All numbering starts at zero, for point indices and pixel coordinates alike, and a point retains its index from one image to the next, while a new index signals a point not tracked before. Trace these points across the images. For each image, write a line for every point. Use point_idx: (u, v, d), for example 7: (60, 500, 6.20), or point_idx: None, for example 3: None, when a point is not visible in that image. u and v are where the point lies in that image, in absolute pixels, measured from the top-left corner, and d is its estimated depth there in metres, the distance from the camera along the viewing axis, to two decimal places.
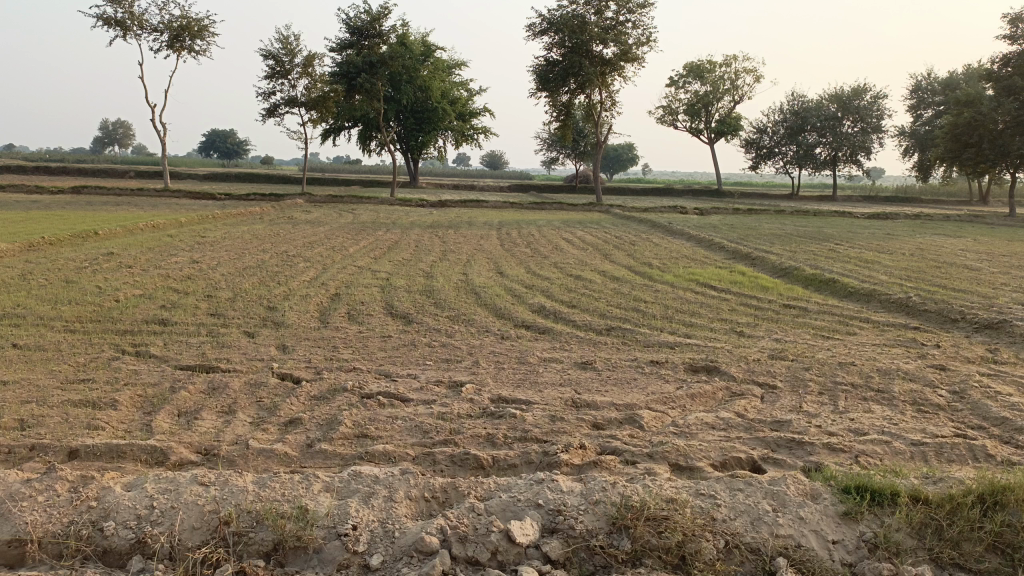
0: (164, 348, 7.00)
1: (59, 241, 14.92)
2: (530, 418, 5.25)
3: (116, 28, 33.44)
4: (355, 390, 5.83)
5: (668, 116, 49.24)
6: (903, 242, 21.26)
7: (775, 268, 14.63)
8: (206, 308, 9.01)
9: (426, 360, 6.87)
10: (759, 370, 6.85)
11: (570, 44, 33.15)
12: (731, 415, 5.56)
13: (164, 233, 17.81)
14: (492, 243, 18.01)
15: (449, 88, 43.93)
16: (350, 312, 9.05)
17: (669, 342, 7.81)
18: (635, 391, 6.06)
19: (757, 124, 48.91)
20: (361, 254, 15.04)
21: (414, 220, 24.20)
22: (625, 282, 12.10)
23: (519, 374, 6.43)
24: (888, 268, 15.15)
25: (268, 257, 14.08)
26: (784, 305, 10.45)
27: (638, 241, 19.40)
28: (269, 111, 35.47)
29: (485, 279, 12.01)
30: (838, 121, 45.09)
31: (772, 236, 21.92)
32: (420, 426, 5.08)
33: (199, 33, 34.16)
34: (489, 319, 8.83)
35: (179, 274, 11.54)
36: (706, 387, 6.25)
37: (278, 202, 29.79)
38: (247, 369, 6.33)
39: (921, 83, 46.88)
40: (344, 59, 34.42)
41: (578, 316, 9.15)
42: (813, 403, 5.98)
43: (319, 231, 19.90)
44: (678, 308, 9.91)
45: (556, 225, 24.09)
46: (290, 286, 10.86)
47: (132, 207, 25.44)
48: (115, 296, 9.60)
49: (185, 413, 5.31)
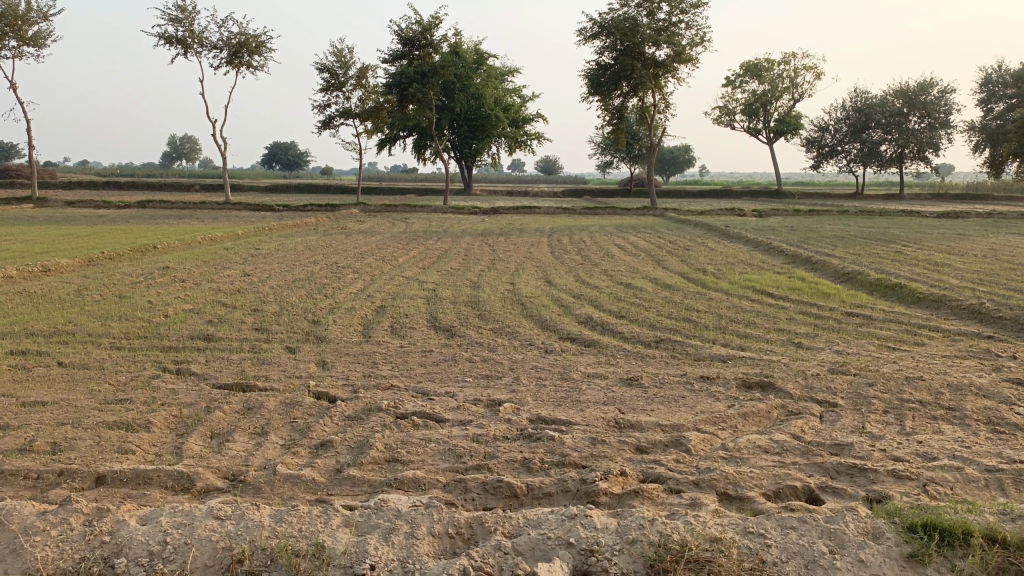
0: (204, 365, 6.98)
1: (118, 255, 15.28)
2: (569, 441, 4.99)
3: (177, 46, 34.46)
4: (390, 411, 5.65)
5: (724, 117, 48.28)
6: (975, 243, 20.19)
7: (836, 273, 13.97)
8: (252, 323, 9.00)
9: (465, 377, 6.65)
10: (818, 387, 6.42)
11: (622, 47, 32.76)
12: (786, 437, 5.19)
13: (220, 246, 18.13)
14: (543, 250, 17.79)
15: (502, 94, 43.94)
16: (394, 325, 8.93)
17: (721, 355, 7.44)
18: (683, 411, 5.72)
19: (818, 122, 47.46)
20: (409, 264, 15.00)
21: (466, 228, 24.19)
22: (677, 291, 11.70)
23: (561, 392, 6.15)
24: (959, 271, 14.36)
25: (317, 269, 14.11)
26: (846, 314, 9.91)
27: (693, 246, 18.91)
28: (324, 122, 36.05)
29: (532, 289, 11.77)
30: (904, 117, 43.49)
31: (834, 238, 21.05)
32: (454, 450, 4.86)
33: (256, 49, 34.93)
34: (534, 332, 8.56)
35: (228, 288, 11.63)
36: (759, 405, 5.87)
37: (333, 213, 30.09)
38: (284, 388, 6.23)
39: (992, 75, 44.85)
40: (397, 70, 34.71)
41: (625, 328, 8.84)
42: (877, 424, 5.54)
43: (370, 241, 19.96)
44: (732, 319, 9.46)
45: (609, 231, 23.66)
46: (336, 298, 10.83)
47: (193, 220, 26.03)
48: (165, 311, 9.68)
49: (217, 435, 5.22)
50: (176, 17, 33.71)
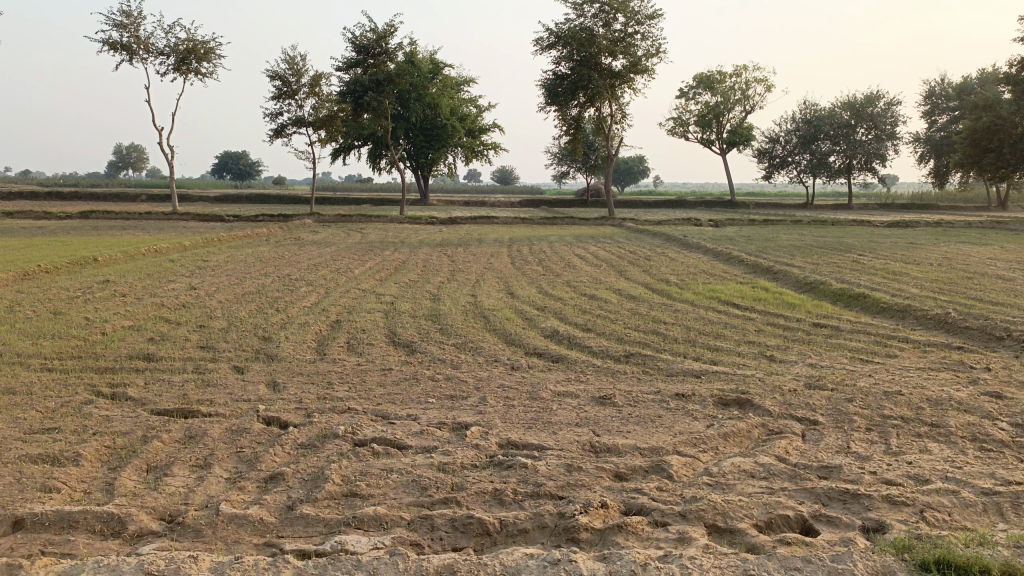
0: (143, 388, 6.43)
1: (55, 268, 14.46)
2: (543, 469, 4.62)
3: (122, 52, 33.33)
4: (348, 437, 5.21)
5: (679, 128, 48.68)
6: (927, 252, 20.48)
7: (798, 283, 13.90)
8: (197, 340, 8.44)
9: (428, 397, 6.23)
10: (797, 404, 6.17)
11: (578, 57, 32.69)
12: (771, 460, 4.90)
13: (166, 258, 17.34)
14: (503, 261, 17.44)
15: (458, 104, 43.63)
16: (350, 341, 8.47)
17: (695, 370, 7.16)
18: (661, 431, 5.39)
19: (769, 134, 48.14)
20: (366, 276, 14.52)
21: (423, 238, 23.70)
22: (642, 302, 11.45)
23: (530, 413, 5.78)
24: (918, 280, 14.41)
25: (269, 281, 13.52)
26: (813, 325, 9.75)
27: (654, 256, 18.74)
28: (276, 131, 35.24)
29: (494, 301, 11.40)
30: (852, 129, 44.40)
31: (791, 247, 21.16)
32: (418, 481, 4.45)
33: (205, 55, 33.99)
34: (499, 347, 8.19)
35: (173, 303, 11.00)
36: (739, 425, 5.59)
37: (286, 223, 29.33)
38: (230, 413, 5.73)
39: (935, 88, 45.99)
40: (351, 78, 34.14)
41: (593, 342, 8.52)
42: (862, 443, 5.31)
43: (325, 252, 19.39)
44: (701, 331, 9.22)
45: (568, 241, 23.48)
46: (289, 312, 10.31)
47: (137, 231, 25.05)
48: (103, 329, 9.05)
49: (154, 468, 4.72)
50: (120, 22, 32.62)
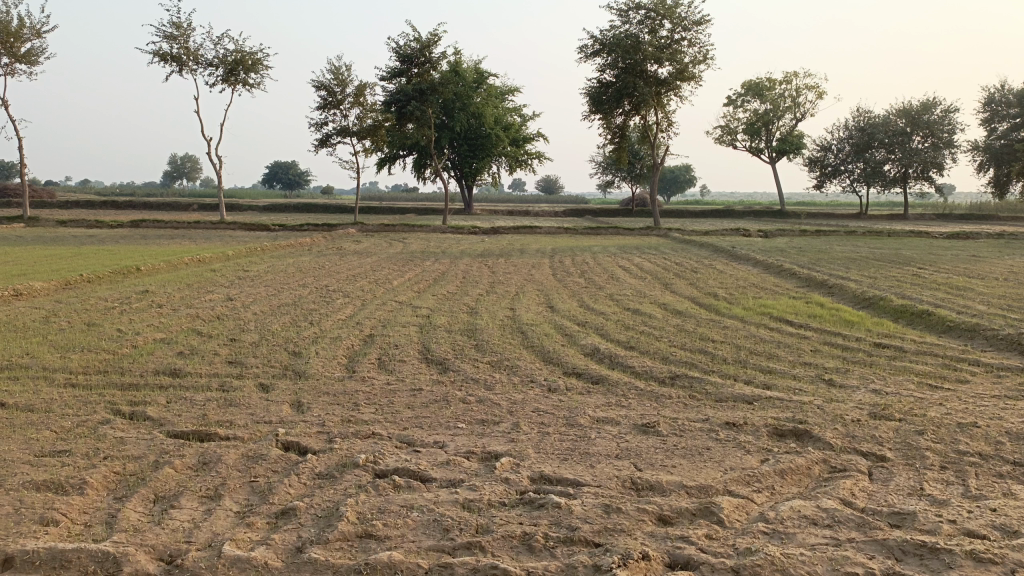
0: (164, 408, 6.17)
1: (98, 278, 14.53)
2: (578, 510, 4.18)
3: (172, 63, 33.94)
4: (368, 467, 4.84)
5: (727, 136, 47.76)
6: (991, 264, 19.43)
7: (855, 298, 13.19)
8: (225, 355, 8.21)
9: (457, 422, 5.85)
10: (861, 436, 5.62)
11: (623, 65, 32.20)
12: (835, 504, 4.37)
13: (207, 267, 17.35)
14: (544, 272, 17.03)
15: (502, 113, 43.50)
16: (382, 358, 8.14)
17: (747, 395, 6.65)
18: (709, 467, 4.91)
19: (820, 142, 46.88)
20: (403, 288, 14.26)
21: (465, 248, 23.41)
22: (689, 317, 10.92)
23: (566, 443, 5.34)
24: (985, 296, 13.54)
25: (306, 292, 13.33)
26: (874, 345, 9.10)
27: (701, 267, 18.12)
28: (321, 141, 35.44)
29: (533, 315, 10.99)
30: (907, 136, 42.95)
31: (846, 260, 20.27)
32: (440, 521, 4.05)
33: (253, 66, 34.40)
34: (536, 365, 7.77)
35: (207, 314, 10.82)
36: (797, 460, 5.07)
37: (329, 232, 29.39)
38: (248, 436, 5.42)
39: (995, 95, 44.23)
40: (395, 87, 34.16)
41: (636, 361, 8.04)
42: (936, 485, 4.74)
43: (366, 262, 19.27)
44: (752, 350, 8.66)
45: (612, 252, 22.95)
46: (322, 326, 10.05)
47: (184, 240, 25.28)
48: (133, 341, 8.88)
49: (161, 499, 4.44)
50: (171, 34, 33.21)
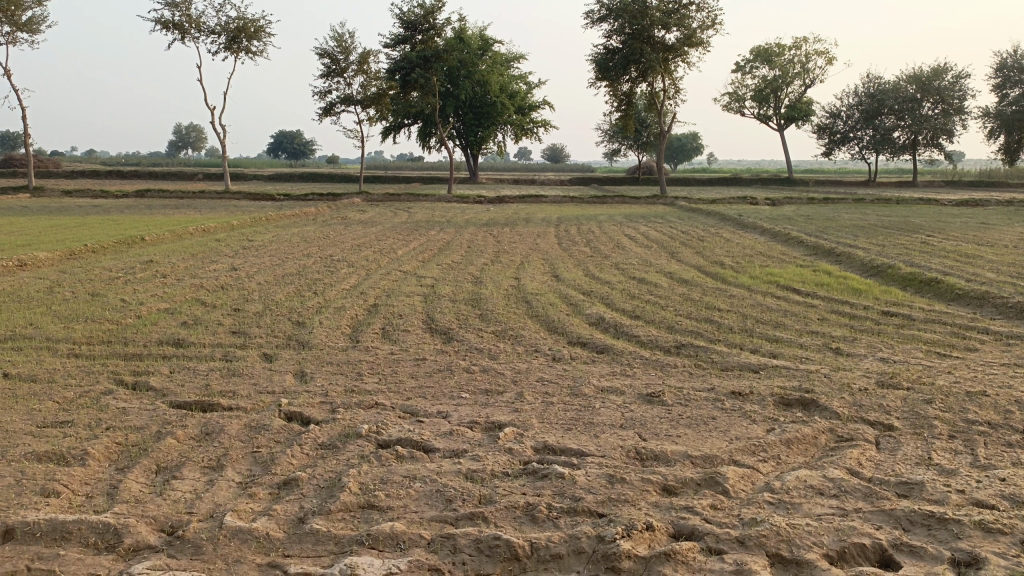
0: (166, 378, 6.14)
1: (102, 248, 14.49)
2: (581, 480, 4.14)
3: (174, 31, 33.58)
4: (371, 437, 4.81)
5: (734, 103, 47.18)
6: (1001, 232, 19.23)
7: (863, 266, 13.07)
8: (229, 325, 8.17)
9: (461, 392, 5.82)
10: (868, 405, 5.56)
11: (630, 31, 31.71)
12: (842, 474, 4.32)
13: (212, 237, 17.29)
14: (549, 241, 16.92)
15: (508, 81, 43.01)
16: (386, 328, 8.10)
17: (752, 364, 6.59)
18: (714, 436, 4.86)
19: (829, 109, 46.30)
20: (408, 257, 14.19)
21: (470, 218, 23.27)
22: (695, 286, 10.83)
23: (570, 412, 5.30)
24: (994, 264, 13.40)
25: (310, 262, 13.28)
26: (882, 314, 9.00)
27: (708, 236, 17.97)
28: (325, 109, 35.13)
29: (538, 284, 10.92)
30: (918, 103, 42.33)
31: (854, 228, 20.11)
32: (443, 491, 4.03)
33: (255, 34, 34.01)
34: (541, 335, 7.71)
35: (211, 284, 10.78)
36: (803, 430, 5.02)
37: (334, 202, 29.25)
38: (251, 406, 5.40)
39: (1008, 60, 43.48)
40: (399, 55, 33.74)
41: (642, 330, 7.98)
42: (945, 454, 4.69)
43: (370, 231, 19.17)
44: (759, 319, 8.59)
45: (618, 221, 22.80)
46: (326, 296, 10.00)
47: (189, 210, 25.17)
48: (137, 311, 8.86)
49: (163, 470, 4.43)
50: (172, 1, 32.82)
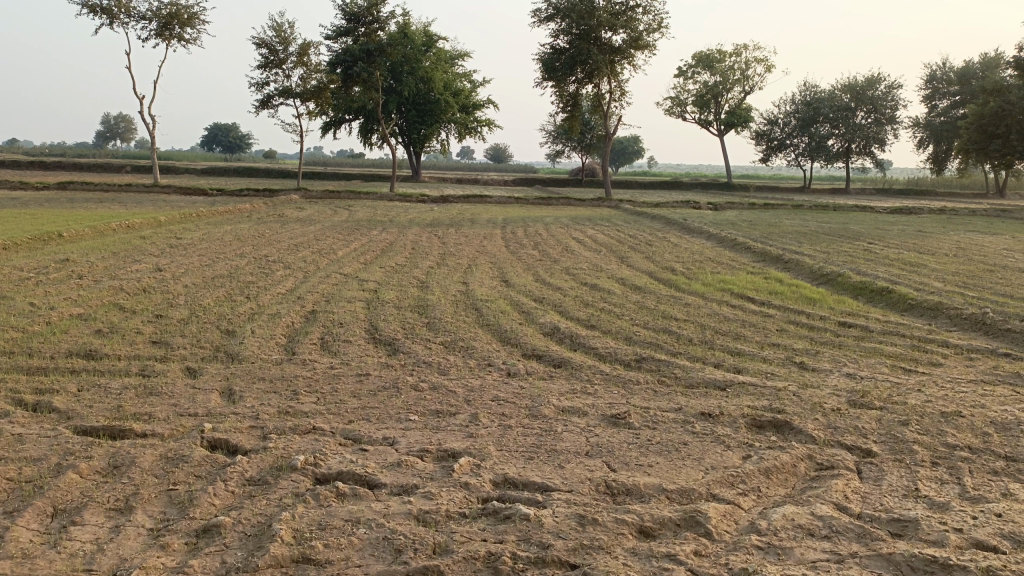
0: (74, 397, 5.43)
1: (15, 244, 13.40)
2: (549, 522, 3.67)
3: (101, 16, 31.85)
4: (307, 470, 4.24)
5: (676, 108, 47.59)
6: (939, 240, 19.60)
7: (813, 273, 13.00)
8: (150, 334, 7.42)
9: (409, 414, 5.28)
10: (844, 428, 5.25)
11: (577, 31, 31.51)
12: (831, 511, 3.96)
13: (137, 234, 16.24)
14: (496, 243, 16.45)
15: (452, 79, 42.40)
16: (325, 338, 7.47)
17: (718, 381, 6.22)
18: (688, 466, 4.45)
19: (767, 116, 47.14)
20: (349, 258, 13.54)
21: (413, 217, 22.65)
22: (649, 293, 10.51)
23: (530, 438, 4.82)
24: (939, 273, 13.50)
25: (243, 262, 12.51)
26: (840, 325, 8.80)
27: (656, 240, 17.79)
28: (262, 102, 33.91)
29: (487, 290, 10.44)
30: (851, 112, 43.37)
31: (797, 234, 20.24)
32: (391, 539, 3.50)
33: (188, 21, 32.56)
34: (493, 347, 7.22)
35: (133, 286, 9.94)
36: (781, 457, 4.66)
37: (272, 198, 28.23)
38: (169, 433, 4.77)
39: (937, 72, 44.93)
40: (340, 48, 32.78)
41: (598, 342, 7.57)
42: (931, 484, 4.39)
43: (309, 230, 18.37)
44: (718, 330, 8.27)
45: (564, 222, 22.45)
46: (260, 300, 9.31)
47: (114, 204, 23.86)
48: (47, 317, 8.01)
49: (60, 512, 3.77)
50: None
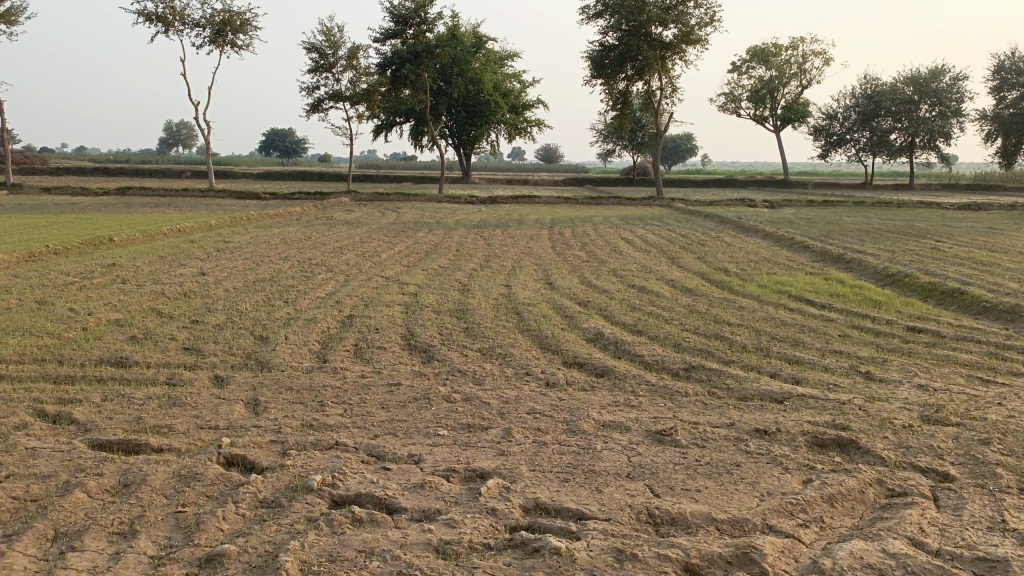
0: (96, 408, 5.26)
1: (66, 249, 13.58)
2: (582, 557, 3.30)
3: (158, 24, 32.56)
4: (324, 492, 3.95)
5: (731, 104, 46.43)
6: (1013, 237, 18.46)
7: (877, 274, 12.26)
8: (183, 340, 7.28)
9: (438, 428, 4.94)
10: (916, 447, 4.73)
11: (627, 27, 30.93)
12: (906, 548, 3.48)
13: (186, 238, 16.35)
14: (543, 244, 16.06)
15: (501, 79, 42.15)
16: (359, 345, 7.20)
17: (775, 393, 5.73)
18: (742, 491, 4.01)
19: (826, 111, 45.60)
20: (392, 261, 13.35)
21: (460, 218, 22.44)
22: (701, 296, 10.02)
23: (566, 457, 4.44)
24: (1016, 272, 12.59)
25: (286, 266, 12.41)
26: (908, 330, 8.17)
27: (710, 240, 17.15)
28: (312, 106, 34.18)
29: (530, 293, 10.08)
30: (914, 105, 41.63)
31: (859, 231, 19.34)
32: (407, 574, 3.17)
33: (241, 28, 33.04)
34: (531, 354, 6.87)
35: (174, 291, 9.88)
36: (847, 482, 4.18)
37: (322, 201, 28.36)
38: (187, 448, 4.54)
39: (1006, 62, 42.81)
40: (388, 50, 32.78)
41: (645, 348, 7.13)
42: (1021, 516, 3.86)
43: (355, 232, 18.27)
44: (774, 335, 7.74)
45: (614, 222, 21.93)
46: (297, 305, 9.13)
47: (170, 208, 24.25)
48: (84, 323, 7.95)
49: (60, 537, 3.54)
50: None
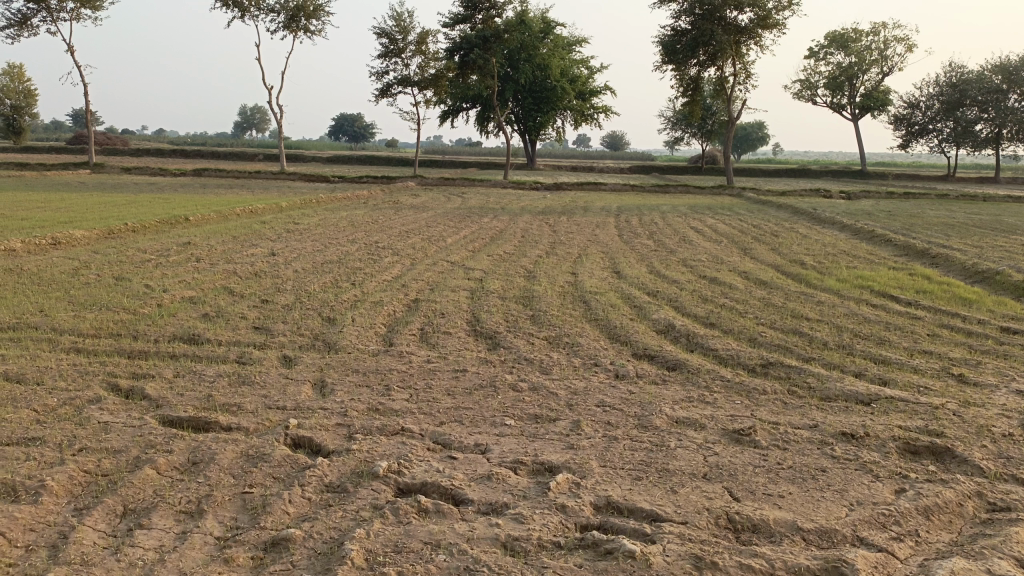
0: (168, 384, 5.31)
1: (144, 227, 13.98)
2: (657, 562, 3.12)
3: (234, 9, 33.28)
4: (390, 479, 3.87)
5: (806, 91, 44.92)
6: None
7: (965, 270, 11.61)
8: (253, 320, 7.33)
9: (505, 418, 4.81)
10: (1020, 459, 4.37)
11: (700, 11, 30.16)
12: (1013, 570, 3.19)
13: (258, 219, 16.67)
14: (610, 232, 15.78)
15: (569, 65, 41.72)
16: (425, 329, 7.13)
17: (860, 395, 5.41)
18: (828, 499, 3.76)
19: (907, 99, 43.62)
20: (457, 246, 13.30)
21: (525, 205, 22.28)
22: (776, 289, 9.64)
23: (638, 453, 4.25)
24: None
25: (353, 248, 12.48)
26: (1002, 331, 7.66)
27: (783, 231, 16.57)
28: (381, 90, 34.47)
29: (597, 281, 9.86)
30: (1003, 94, 39.53)
31: (943, 225, 18.43)
32: (473, 571, 3.04)
33: (313, 13, 33.50)
34: (600, 344, 6.68)
35: (245, 270, 10.01)
36: (944, 493, 3.88)
37: (388, 186, 28.61)
38: (254, 427, 4.53)
39: None
40: (457, 35, 32.76)
41: (719, 342, 6.86)
42: None
43: (421, 217, 18.32)
44: (856, 332, 7.36)
45: (682, 211, 21.45)
46: (364, 287, 9.14)
47: (243, 190, 24.82)
48: (159, 299, 8.11)
49: (129, 513, 3.54)
50: None
